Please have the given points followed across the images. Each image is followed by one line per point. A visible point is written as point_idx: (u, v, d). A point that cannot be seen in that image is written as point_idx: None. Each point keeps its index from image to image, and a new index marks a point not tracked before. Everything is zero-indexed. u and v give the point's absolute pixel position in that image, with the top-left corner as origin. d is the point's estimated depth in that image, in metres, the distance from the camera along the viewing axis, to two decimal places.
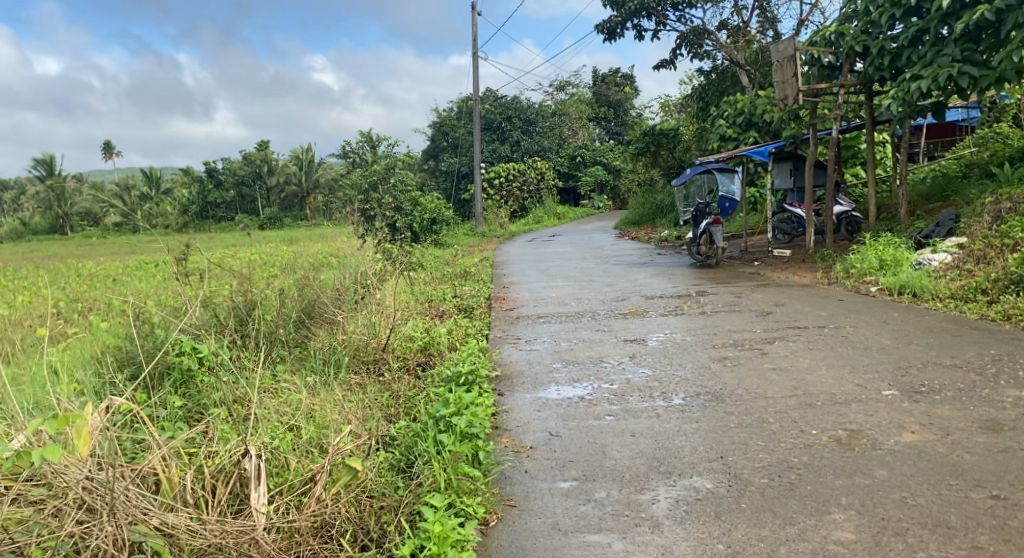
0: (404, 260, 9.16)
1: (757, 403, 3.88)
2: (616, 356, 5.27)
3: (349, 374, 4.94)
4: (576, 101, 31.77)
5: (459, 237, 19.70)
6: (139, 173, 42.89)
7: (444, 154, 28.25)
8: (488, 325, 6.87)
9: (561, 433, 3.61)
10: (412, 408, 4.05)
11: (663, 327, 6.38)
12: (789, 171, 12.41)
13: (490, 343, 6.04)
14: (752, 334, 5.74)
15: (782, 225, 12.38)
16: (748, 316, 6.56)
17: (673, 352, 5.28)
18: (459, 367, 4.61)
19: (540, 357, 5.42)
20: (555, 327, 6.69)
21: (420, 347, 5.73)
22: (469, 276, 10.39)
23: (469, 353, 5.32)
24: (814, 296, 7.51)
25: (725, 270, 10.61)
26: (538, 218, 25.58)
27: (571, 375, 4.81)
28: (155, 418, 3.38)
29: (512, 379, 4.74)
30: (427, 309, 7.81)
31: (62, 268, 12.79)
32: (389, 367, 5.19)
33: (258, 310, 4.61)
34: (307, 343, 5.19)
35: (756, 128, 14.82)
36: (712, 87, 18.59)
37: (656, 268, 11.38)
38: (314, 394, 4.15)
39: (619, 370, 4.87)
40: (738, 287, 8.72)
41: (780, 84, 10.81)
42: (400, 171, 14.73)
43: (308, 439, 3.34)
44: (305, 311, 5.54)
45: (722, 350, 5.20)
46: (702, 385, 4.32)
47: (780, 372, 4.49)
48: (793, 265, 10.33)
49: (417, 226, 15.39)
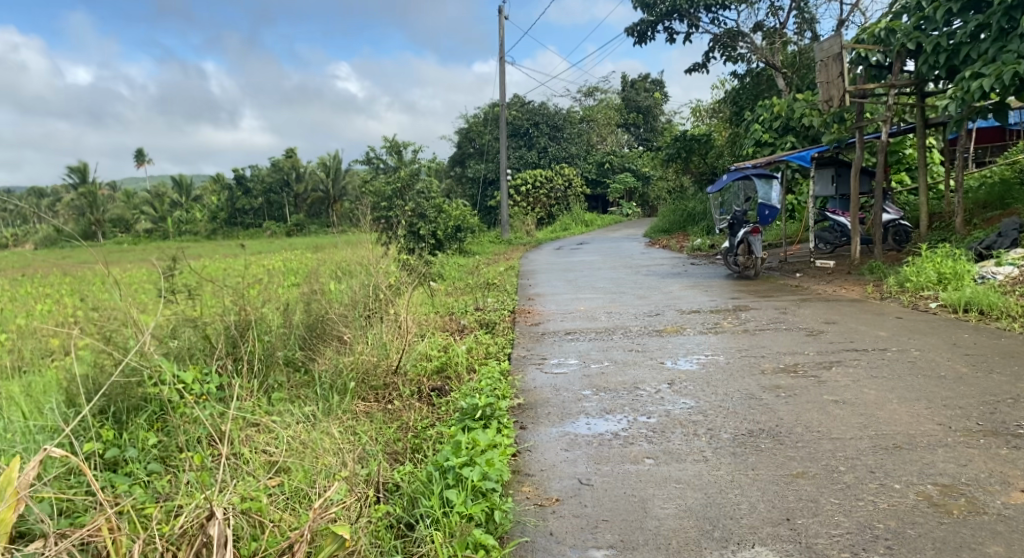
0: (424, 270, 8.69)
1: (823, 445, 3.32)
2: (653, 382, 4.72)
3: (354, 403, 4.51)
4: (604, 107, 31.20)
5: (485, 245, 19.26)
6: (171, 182, 43.24)
7: (470, 161, 27.86)
8: (511, 342, 6.35)
9: (592, 481, 3.10)
10: (419, 446, 3.58)
11: (702, 347, 5.82)
12: (831, 178, 11.78)
13: (513, 363, 5.53)
14: (804, 357, 5.15)
15: (824, 235, 11.72)
16: (796, 336, 5.96)
17: (718, 378, 4.73)
18: (476, 397, 4.11)
19: (567, 382, 4.89)
20: (584, 345, 6.16)
21: (435, 369, 5.27)
22: (493, 287, 9.90)
23: (488, 377, 4.82)
24: (867, 312, 6.88)
25: (765, 283, 9.98)
26: (565, 225, 25.07)
27: (603, 404, 4.28)
28: (123, 461, 2.97)
29: (535, 409, 4.23)
30: (447, 324, 7.31)
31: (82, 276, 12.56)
32: (400, 393, 4.73)
33: (253, 331, 4.15)
34: (313, 366, 4.75)
35: (794, 132, 14.14)
36: (746, 91, 17.92)
37: (690, 279, 10.82)
38: (311, 428, 3.69)
39: (655, 399, 4.32)
40: (781, 301, 8.12)
41: (825, 85, 10.21)
42: (425, 178, 14.31)
43: (296, 489, 2.88)
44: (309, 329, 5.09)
45: (772, 377, 4.64)
46: (755, 420, 3.77)
47: (843, 406, 3.91)
48: (838, 277, 9.68)
49: (442, 233, 14.92)
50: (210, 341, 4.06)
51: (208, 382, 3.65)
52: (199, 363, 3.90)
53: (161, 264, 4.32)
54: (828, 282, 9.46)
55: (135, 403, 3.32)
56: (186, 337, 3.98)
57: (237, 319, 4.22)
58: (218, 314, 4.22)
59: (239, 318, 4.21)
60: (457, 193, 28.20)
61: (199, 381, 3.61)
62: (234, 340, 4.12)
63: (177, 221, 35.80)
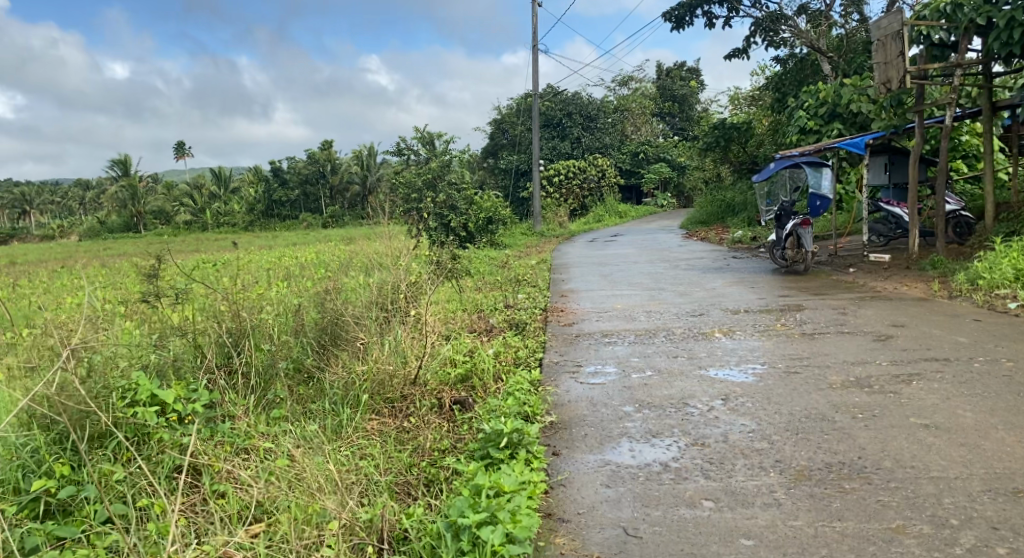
0: (450, 266, 8.17)
1: (924, 487, 2.73)
2: (704, 398, 4.14)
3: (368, 418, 4.02)
4: (639, 96, 30.28)
5: (516, 238, 18.73)
6: (207, 175, 43.49)
7: (502, 152, 27.32)
8: (542, 346, 5.80)
9: (641, 533, 2.58)
10: (435, 480, 3.08)
11: (756, 353, 5.21)
12: (884, 166, 11.05)
13: (544, 371, 4.98)
14: (876, 368, 4.53)
15: (877, 226, 10.96)
16: (863, 341, 5.32)
17: (780, 392, 4.14)
18: (502, 418, 3.57)
19: (606, 395, 4.32)
20: (622, 350, 5.57)
21: (459, 378, 4.76)
22: (523, 283, 9.35)
23: (517, 389, 4.29)
24: (939, 314, 6.18)
25: (816, 279, 9.29)
26: (599, 216, 24.42)
27: (647, 425, 3.72)
28: (79, 503, 2.53)
29: (570, 430, 3.70)
30: (473, 325, 6.79)
31: (107, 270, 12.31)
32: (418, 407, 4.21)
33: (249, 340, 3.63)
34: (321, 375, 4.27)
35: (842, 118, 13.30)
36: (789, 76, 17.00)
37: (734, 274, 10.17)
38: (313, 453, 3.21)
39: (708, 420, 3.75)
40: (838, 300, 7.44)
41: (882, 65, 9.48)
42: (455, 169, 13.78)
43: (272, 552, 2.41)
44: (317, 334, 4.63)
45: (845, 392, 4.03)
46: (832, 450, 3.19)
47: (937, 432, 3.30)
48: (897, 273, 8.96)
49: (472, 226, 14.41)
50: (200, 349, 3.56)
51: (194, 401, 3.16)
52: (186, 378, 3.41)
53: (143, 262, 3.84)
54: (886, 278, 8.76)
55: (100, 429, 2.82)
56: (172, 347, 3.49)
57: (230, 325, 3.72)
58: (210, 320, 3.72)
59: (233, 325, 3.71)
60: (488, 184, 27.66)
61: (180, 401, 3.12)
62: (228, 349, 3.62)
63: (210, 214, 35.97)
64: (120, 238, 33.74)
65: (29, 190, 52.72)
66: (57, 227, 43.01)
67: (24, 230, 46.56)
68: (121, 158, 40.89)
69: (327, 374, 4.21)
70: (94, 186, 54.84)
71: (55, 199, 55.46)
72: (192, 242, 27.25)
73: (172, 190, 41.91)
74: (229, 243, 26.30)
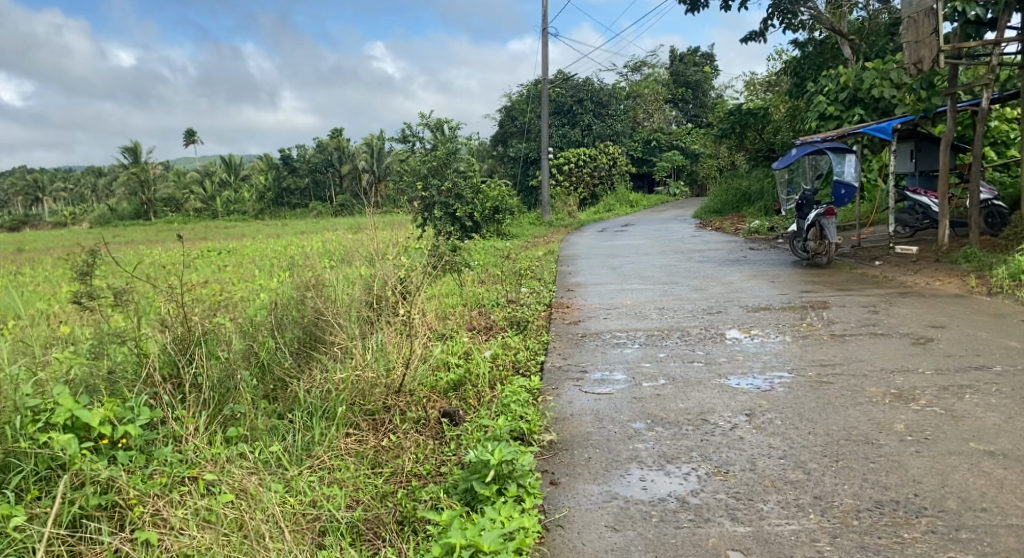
0: (450, 257, 7.67)
1: (1002, 540, 2.28)
2: (726, 413, 3.65)
3: (345, 434, 3.57)
4: (652, 82, 29.56)
5: (525, 228, 18.23)
6: (218, 163, 43.18)
7: (512, 140, 26.75)
8: (545, 348, 5.30)
9: None
10: (409, 518, 2.62)
11: (780, 357, 4.70)
12: (910, 153, 10.59)
13: (546, 377, 4.49)
14: (920, 377, 4.01)
15: (903, 216, 10.40)
16: (899, 345, 4.78)
17: (812, 407, 3.64)
18: (491, 443, 3.10)
19: (613, 408, 3.83)
20: (632, 353, 5.07)
21: (449, 386, 4.32)
22: (529, 276, 8.85)
23: (514, 401, 3.82)
24: (981, 314, 5.63)
25: (839, 272, 8.75)
26: (609, 206, 23.92)
27: (661, 448, 3.24)
28: None
29: (571, 453, 3.23)
30: (472, 323, 6.32)
31: None
32: (402, 419, 3.76)
33: (199, 347, 3.17)
34: (293, 386, 3.80)
35: (863, 104, 12.66)
36: (808, 61, 16.22)
37: (752, 267, 9.64)
38: (268, 485, 2.76)
39: (731, 442, 3.26)
40: (867, 296, 6.90)
41: (914, 44, 8.91)
42: (463, 156, 13.25)
43: None
44: (294, 343, 4.22)
45: (887, 407, 3.52)
46: (880, 482, 2.70)
47: (1006, 462, 2.79)
48: (927, 266, 8.41)
49: (479, 215, 13.90)
50: (144, 358, 3.11)
51: (127, 422, 2.72)
52: (123, 394, 2.96)
53: (78, 262, 3.40)
54: (915, 272, 8.22)
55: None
56: (111, 358, 3.04)
57: (178, 331, 3.25)
58: (159, 325, 3.27)
59: (181, 330, 3.24)
60: (498, 172, 27.16)
61: (112, 422, 2.69)
62: (176, 359, 3.16)
63: (219, 203, 35.68)
64: (131, 226, 33.67)
65: (42, 178, 52.81)
66: (69, 214, 43.05)
67: (38, 218, 46.68)
68: (131, 145, 40.74)
69: (298, 383, 3.74)
70: (108, 173, 54.96)
71: (68, 185, 55.48)
72: (202, 230, 27.14)
73: (182, 177, 41.65)
74: (237, 232, 26.01)
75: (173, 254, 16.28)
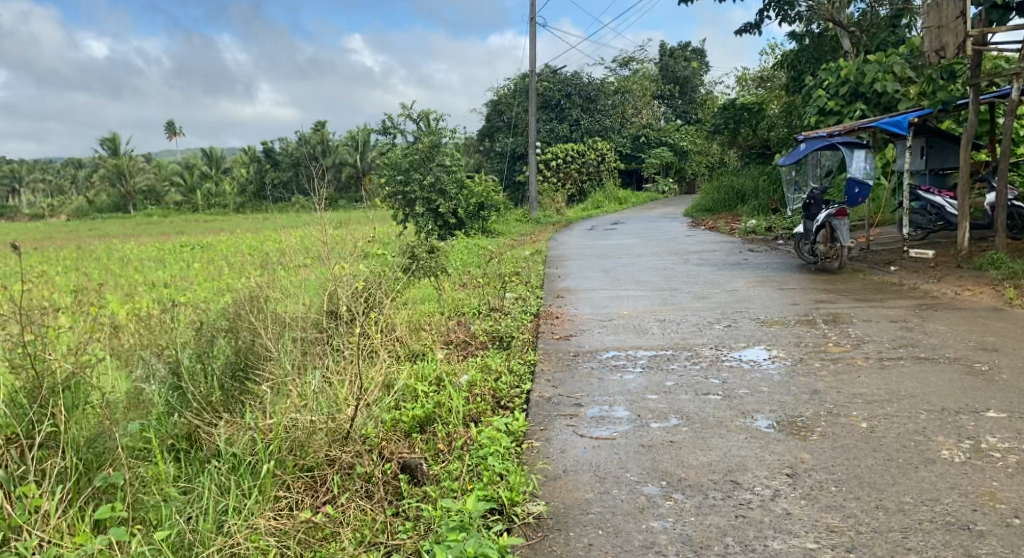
0: (427, 261, 6.80)
1: None
2: (762, 471, 2.86)
3: (274, 503, 2.78)
4: (641, 76, 28.58)
5: (510, 225, 17.42)
6: (198, 156, 42.03)
7: (499, 135, 25.87)
8: (532, 372, 4.47)
9: None
10: None
11: (812, 389, 3.91)
12: (921, 150, 9.82)
13: (534, 414, 3.68)
14: (996, 422, 3.24)
15: (914, 217, 9.68)
16: (953, 375, 4.02)
17: (868, 465, 2.85)
18: (445, 540, 2.32)
19: (618, 461, 3.04)
20: (634, 380, 4.26)
21: (413, 427, 3.52)
22: (515, 280, 8.04)
23: (489, 454, 3.02)
24: None
25: (852, 278, 8.05)
26: (598, 204, 23.18)
27: (684, 529, 2.46)
28: None
29: (563, 538, 2.45)
30: (449, 336, 5.52)
31: (57, 267, 11.02)
32: (348, 477, 2.97)
33: (50, 401, 2.37)
34: (213, 438, 3.01)
35: (866, 98, 11.89)
36: (805, 54, 15.27)
37: (756, 271, 8.90)
38: None
39: (777, 519, 2.49)
40: (893, 309, 6.14)
41: (936, 31, 8.28)
42: (446, 150, 12.39)
43: None
44: (223, 381, 3.45)
45: (971, 469, 2.74)
46: None
47: None
48: (949, 273, 7.72)
49: (462, 212, 13.05)
50: None
51: None
52: None
53: None
54: (937, 279, 7.50)
55: None
56: None
57: (30, 380, 2.44)
58: (7, 368, 2.48)
59: (36, 378, 2.44)
60: (484, 167, 26.32)
61: None
62: (23, 415, 2.36)
63: (201, 196, 34.86)
64: (108, 218, 32.63)
65: (19, 168, 51.36)
66: (46, 206, 41.78)
67: (16, 210, 45.43)
68: (109, 136, 39.58)
69: (215, 433, 2.95)
70: (88, 165, 53.70)
71: (47, 177, 54.12)
72: (176, 224, 26.09)
73: (161, 169, 40.53)
74: (213, 225, 25.01)
75: (141, 249, 15.38)
